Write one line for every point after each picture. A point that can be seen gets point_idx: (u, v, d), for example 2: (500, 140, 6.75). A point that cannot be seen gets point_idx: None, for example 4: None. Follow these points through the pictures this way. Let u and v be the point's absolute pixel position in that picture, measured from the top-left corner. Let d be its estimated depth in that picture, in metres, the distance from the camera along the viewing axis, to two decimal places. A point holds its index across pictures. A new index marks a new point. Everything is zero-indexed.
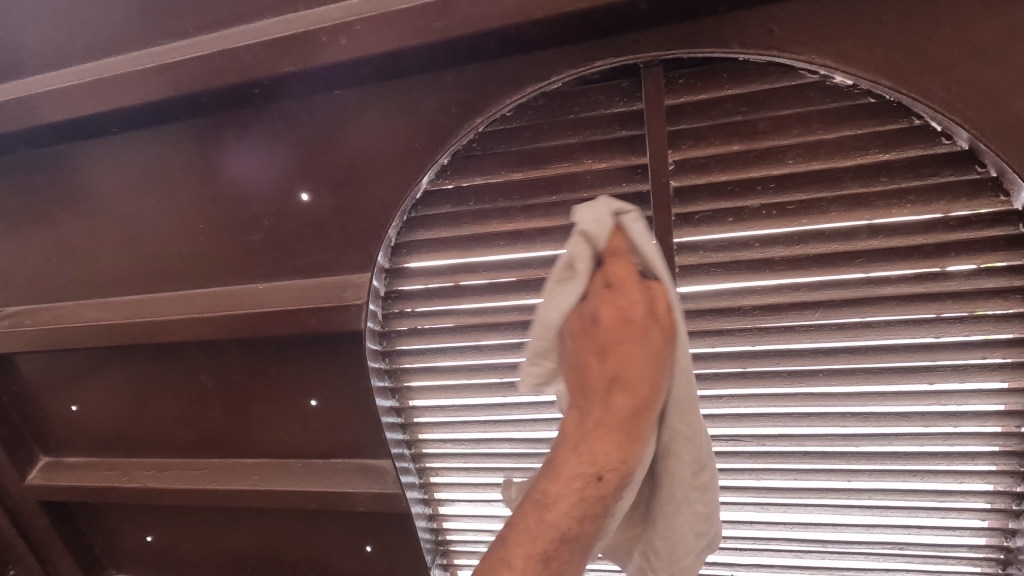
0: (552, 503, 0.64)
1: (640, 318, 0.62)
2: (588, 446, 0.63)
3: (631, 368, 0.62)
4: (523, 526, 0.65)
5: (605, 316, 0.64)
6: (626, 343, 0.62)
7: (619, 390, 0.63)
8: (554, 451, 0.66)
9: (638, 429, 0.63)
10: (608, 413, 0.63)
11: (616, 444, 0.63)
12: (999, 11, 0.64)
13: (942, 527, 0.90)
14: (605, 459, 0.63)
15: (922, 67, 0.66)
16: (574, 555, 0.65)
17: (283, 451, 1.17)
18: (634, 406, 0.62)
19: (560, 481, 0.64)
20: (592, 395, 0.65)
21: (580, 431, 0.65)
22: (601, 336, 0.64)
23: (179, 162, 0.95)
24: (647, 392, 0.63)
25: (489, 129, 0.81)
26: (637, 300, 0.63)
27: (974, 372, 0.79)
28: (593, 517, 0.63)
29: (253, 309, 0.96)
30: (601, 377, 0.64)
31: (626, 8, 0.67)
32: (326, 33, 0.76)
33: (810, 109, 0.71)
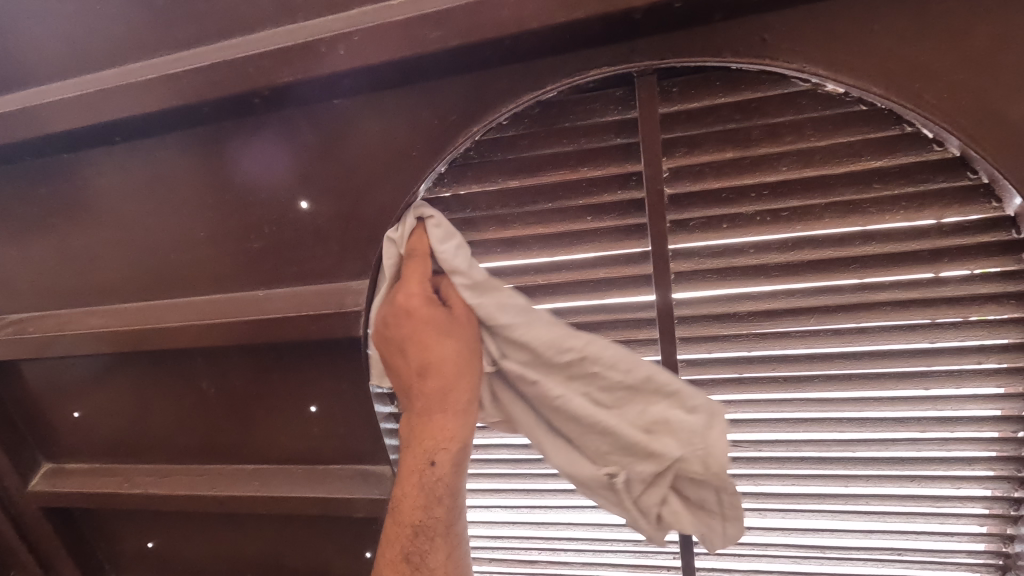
0: (404, 500, 0.82)
1: (419, 310, 0.80)
2: (422, 438, 0.82)
3: (424, 353, 0.81)
4: (395, 522, 0.84)
5: (399, 312, 0.81)
6: (421, 317, 0.80)
7: (431, 378, 0.80)
8: (402, 451, 0.84)
9: (461, 436, 0.81)
10: (422, 394, 0.82)
11: (445, 425, 0.81)
12: (985, 20, 0.65)
13: (941, 532, 0.90)
14: (433, 441, 0.81)
15: (915, 76, 0.67)
16: (429, 529, 0.82)
17: (283, 457, 1.18)
18: (440, 387, 0.80)
19: (408, 465, 0.83)
20: (413, 382, 0.83)
21: (410, 429, 0.84)
22: (404, 328, 0.81)
23: (182, 171, 0.97)
24: (452, 373, 0.80)
25: (486, 137, 0.82)
26: (408, 298, 0.81)
27: (969, 377, 0.79)
28: (431, 506, 0.81)
29: (253, 316, 0.97)
30: (415, 366, 0.82)
31: (621, 17, 0.68)
32: (324, 44, 0.77)
33: (804, 116, 0.71)
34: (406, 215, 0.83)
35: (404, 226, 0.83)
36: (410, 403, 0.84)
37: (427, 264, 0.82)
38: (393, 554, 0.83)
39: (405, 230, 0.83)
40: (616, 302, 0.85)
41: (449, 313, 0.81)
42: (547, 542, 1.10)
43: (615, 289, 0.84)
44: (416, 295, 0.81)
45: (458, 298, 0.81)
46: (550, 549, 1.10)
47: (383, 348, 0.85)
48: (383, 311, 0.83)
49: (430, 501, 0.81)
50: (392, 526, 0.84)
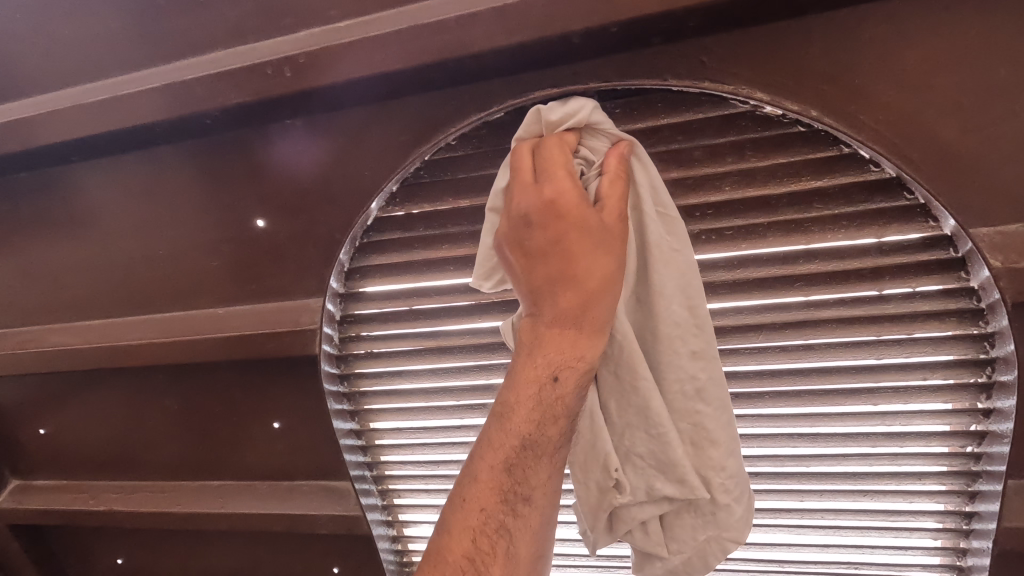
0: (516, 409, 0.65)
1: (571, 215, 0.61)
2: (543, 346, 0.65)
3: (549, 256, 0.62)
4: (489, 445, 0.67)
5: (535, 213, 0.62)
6: (564, 225, 0.61)
7: (568, 289, 0.62)
8: (513, 360, 0.68)
9: (591, 333, 0.63)
10: (558, 316, 0.63)
11: (571, 340, 0.63)
12: (918, 43, 0.65)
13: (895, 546, 0.90)
14: (561, 357, 0.64)
15: (850, 98, 0.68)
16: (531, 450, 0.65)
17: (249, 473, 1.18)
18: (583, 299, 0.62)
19: (518, 387, 0.65)
20: (540, 300, 0.65)
21: (533, 335, 0.66)
22: (537, 236, 0.62)
23: (140, 189, 0.97)
24: (599, 280, 0.62)
25: (437, 157, 0.82)
26: (552, 191, 0.61)
27: (917, 393, 0.80)
28: (547, 427, 0.64)
29: (212, 334, 0.97)
30: (546, 277, 0.63)
31: (559, 41, 0.68)
32: (271, 66, 0.77)
33: (743, 137, 0.72)
34: (574, 107, 0.67)
35: (560, 109, 0.67)
36: (535, 313, 0.66)
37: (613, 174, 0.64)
38: (473, 493, 0.66)
39: (559, 118, 0.66)
40: None
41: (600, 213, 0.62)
42: None
43: None
44: (546, 190, 0.62)
45: (619, 202, 0.63)
46: None
47: (513, 249, 0.65)
48: (524, 212, 0.63)
49: (544, 429, 0.64)
50: (469, 484, 0.67)
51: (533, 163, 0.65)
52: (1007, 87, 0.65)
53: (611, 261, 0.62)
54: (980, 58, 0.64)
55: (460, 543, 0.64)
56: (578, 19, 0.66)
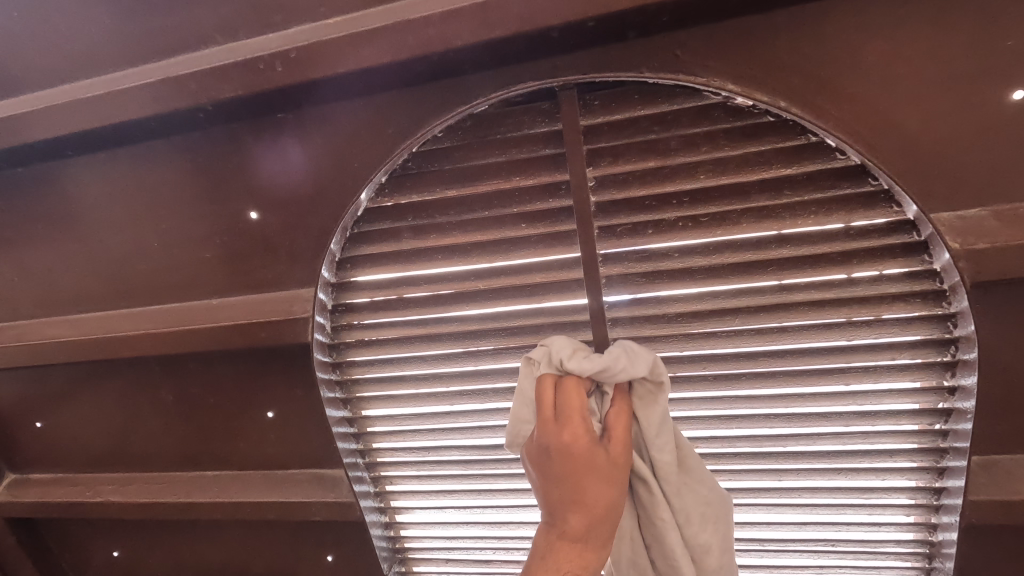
0: None
1: (585, 449, 0.72)
2: (556, 554, 0.73)
3: (566, 476, 0.73)
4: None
5: (554, 449, 0.73)
6: (578, 463, 0.72)
7: (579, 510, 0.73)
8: (528, 558, 0.75)
9: (598, 549, 0.73)
10: (571, 531, 0.73)
11: (580, 554, 0.73)
12: (879, 35, 0.68)
13: (869, 522, 0.93)
14: (577, 550, 0.73)
15: (816, 89, 0.71)
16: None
17: (243, 463, 1.20)
18: (593, 516, 0.73)
19: (540, 574, 0.73)
20: (556, 522, 0.74)
21: (547, 546, 0.74)
22: (555, 463, 0.73)
23: (135, 184, 0.99)
24: (605, 506, 0.73)
25: (423, 149, 0.85)
26: (569, 426, 0.73)
27: (886, 372, 0.83)
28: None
29: (205, 324, 0.99)
30: (562, 499, 0.74)
31: (539, 35, 0.71)
32: (263, 61, 0.80)
33: (716, 127, 0.75)
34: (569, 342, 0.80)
35: (562, 343, 0.80)
36: (551, 528, 0.75)
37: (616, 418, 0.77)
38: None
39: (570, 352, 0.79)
40: (552, 305, 0.89)
41: (606, 450, 0.74)
42: (501, 540, 1.12)
43: (551, 293, 0.88)
44: (563, 426, 0.73)
45: (624, 432, 0.76)
46: (505, 547, 1.12)
47: (539, 473, 0.76)
48: (547, 444, 0.74)
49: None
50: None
51: (551, 402, 0.76)
52: (964, 78, 0.68)
53: (614, 509, 0.74)
54: (938, 50, 0.68)
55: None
56: (556, 13, 0.69)
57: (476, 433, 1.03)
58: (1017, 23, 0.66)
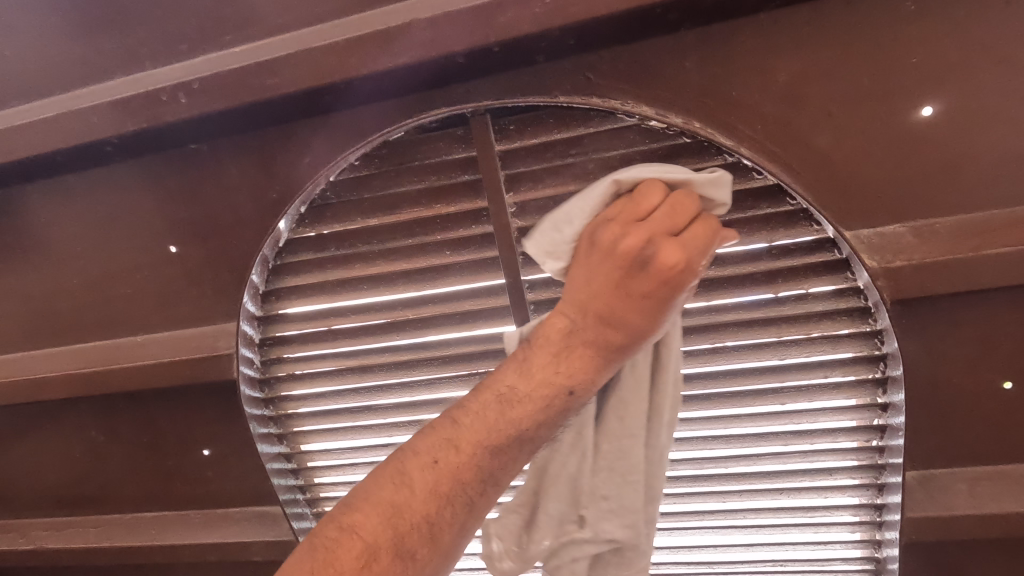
0: (532, 380, 0.59)
1: (675, 283, 0.55)
2: (571, 351, 0.59)
3: (630, 301, 0.56)
4: (457, 419, 0.60)
5: (655, 265, 0.54)
6: (655, 295, 0.56)
7: (613, 321, 0.57)
8: (567, 317, 0.59)
9: (616, 359, 0.59)
10: (594, 334, 0.58)
11: (590, 363, 0.59)
12: (788, 53, 0.68)
13: (815, 541, 0.92)
14: (581, 375, 0.59)
15: (729, 109, 0.70)
16: (489, 462, 0.59)
17: (182, 503, 1.15)
18: (626, 342, 0.58)
19: (530, 379, 0.59)
20: (587, 314, 0.58)
21: (563, 338, 0.59)
22: (640, 279, 0.55)
23: (50, 219, 0.94)
24: (640, 332, 0.58)
25: (341, 178, 0.83)
26: (678, 258, 0.54)
27: (821, 391, 0.82)
28: (547, 426, 0.59)
29: (128, 363, 0.95)
30: (611, 295, 0.57)
31: (444, 61, 0.70)
32: (165, 93, 0.77)
33: (632, 150, 0.74)
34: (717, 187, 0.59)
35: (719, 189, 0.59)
36: (575, 313, 0.59)
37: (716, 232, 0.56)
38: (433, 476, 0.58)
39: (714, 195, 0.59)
40: (483, 332, 0.86)
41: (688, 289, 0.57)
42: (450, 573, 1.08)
43: (481, 320, 0.85)
44: (668, 249, 0.54)
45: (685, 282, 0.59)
46: None
47: (633, 249, 0.55)
48: (642, 255, 0.55)
49: (510, 445, 0.59)
50: (406, 457, 0.59)
51: (652, 209, 0.57)
52: (875, 95, 0.68)
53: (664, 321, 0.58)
54: (846, 67, 0.67)
55: (411, 506, 0.58)
56: (459, 40, 0.68)
57: None
58: (919, 40, 0.65)
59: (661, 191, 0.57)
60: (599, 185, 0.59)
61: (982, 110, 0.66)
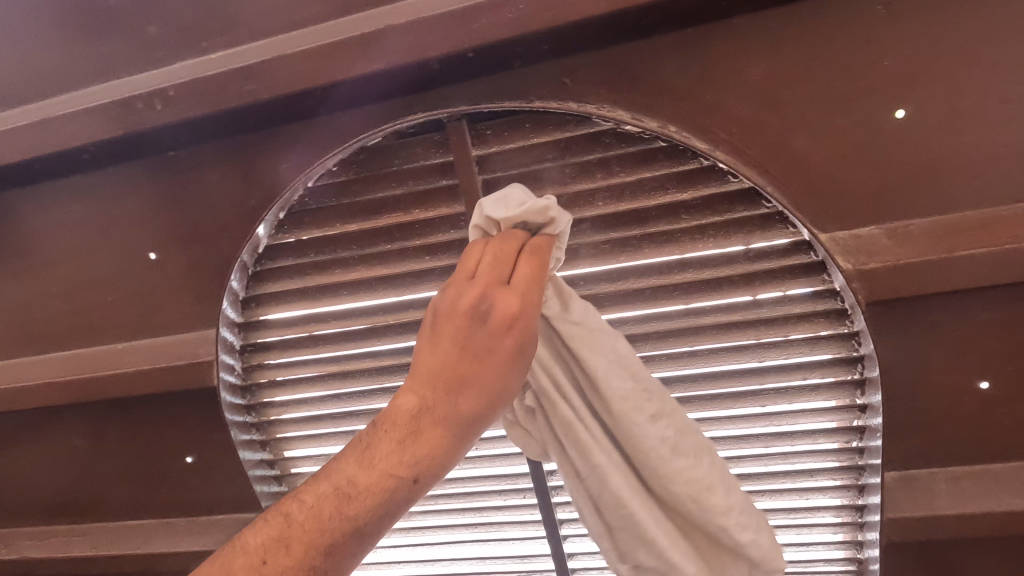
0: (383, 452, 0.60)
1: (515, 330, 0.58)
2: (420, 420, 0.60)
3: (474, 360, 0.59)
4: (307, 505, 0.60)
5: (490, 319, 0.58)
6: (501, 350, 0.59)
7: (466, 385, 0.59)
8: (414, 392, 0.61)
9: (468, 432, 0.60)
10: (445, 403, 0.60)
11: (441, 433, 0.60)
12: (761, 57, 0.68)
13: (798, 543, 0.92)
14: (427, 460, 0.59)
15: (704, 113, 0.70)
16: (346, 545, 0.58)
17: (165, 511, 1.14)
18: (479, 409, 0.59)
19: (372, 468, 0.60)
20: (435, 390, 0.60)
21: (412, 419, 0.60)
22: (478, 335, 0.59)
23: (29, 227, 0.94)
24: (495, 390, 0.59)
25: (319, 184, 0.83)
26: (515, 306, 0.58)
27: (801, 393, 0.82)
28: (389, 517, 0.60)
29: (109, 371, 0.95)
30: (450, 361, 0.60)
31: (420, 67, 0.70)
32: (141, 100, 0.77)
33: (609, 154, 0.75)
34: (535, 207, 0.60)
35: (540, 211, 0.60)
36: (420, 392, 0.61)
37: (544, 274, 0.60)
38: (280, 561, 0.58)
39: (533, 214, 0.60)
40: None
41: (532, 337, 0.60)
42: None
43: None
44: (504, 299, 0.58)
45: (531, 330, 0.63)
46: None
47: (467, 314, 0.59)
48: (482, 310, 0.59)
49: (344, 540, 0.58)
50: (235, 552, 0.60)
51: (479, 266, 0.61)
52: (847, 99, 0.68)
53: (517, 378, 0.61)
54: (818, 71, 0.68)
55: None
56: (433, 46, 0.68)
57: None
58: (891, 43, 0.66)
59: (482, 246, 0.62)
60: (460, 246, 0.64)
61: (953, 112, 0.67)
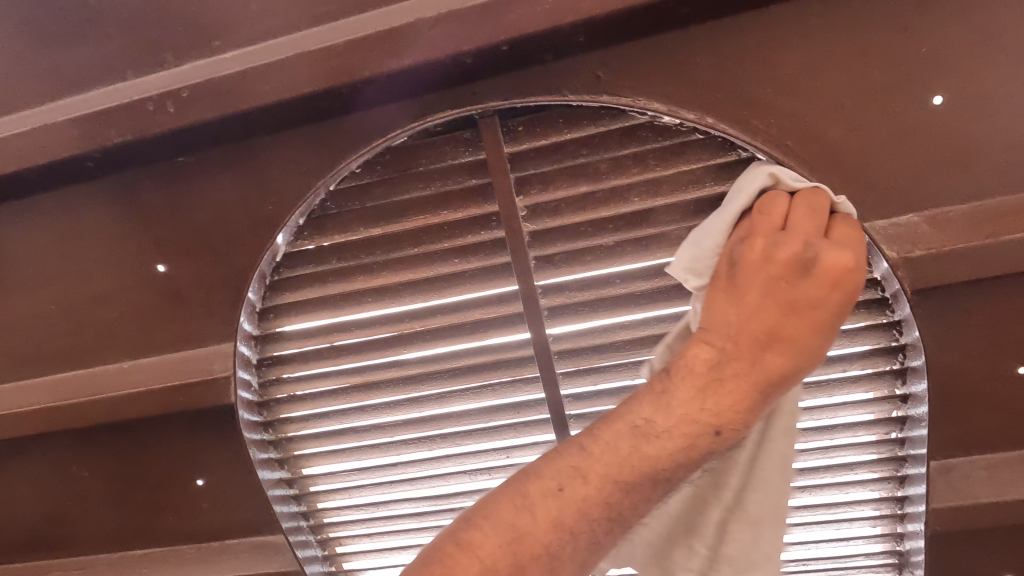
0: (676, 397, 0.52)
1: (851, 285, 0.50)
2: (713, 381, 0.51)
3: (790, 316, 0.50)
4: (594, 444, 0.52)
5: (801, 267, 0.50)
6: (829, 305, 0.50)
7: (773, 343, 0.50)
8: (691, 347, 0.53)
9: (813, 386, 0.52)
10: (738, 362, 0.51)
11: (732, 396, 0.51)
12: (798, 45, 0.67)
13: (838, 538, 0.91)
14: (733, 415, 0.51)
15: (741, 105, 0.69)
16: (642, 486, 0.51)
17: (173, 538, 1.07)
18: (808, 366, 0.51)
19: (670, 415, 0.51)
20: (740, 341, 0.51)
21: (710, 373, 0.51)
22: (807, 286, 0.49)
23: (24, 243, 0.88)
24: (785, 359, 0.50)
25: (341, 187, 0.79)
26: (848, 259, 0.49)
27: (840, 385, 0.81)
28: (687, 467, 0.52)
29: (115, 391, 0.89)
30: (760, 319, 0.51)
31: (452, 63, 0.68)
32: (152, 103, 0.73)
33: (645, 148, 0.73)
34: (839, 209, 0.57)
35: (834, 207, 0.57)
36: (718, 343, 0.52)
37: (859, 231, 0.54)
38: (565, 501, 0.51)
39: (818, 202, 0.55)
40: (495, 341, 0.83)
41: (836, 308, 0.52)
42: None
43: (492, 329, 0.83)
44: (831, 249, 0.50)
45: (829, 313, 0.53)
46: None
47: (749, 263, 0.52)
48: (806, 258, 0.50)
49: (647, 482, 0.51)
50: (528, 478, 0.53)
51: (786, 216, 0.54)
52: (883, 86, 0.68)
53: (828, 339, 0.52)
54: (855, 59, 0.67)
55: (533, 536, 0.51)
56: (466, 40, 0.66)
57: (427, 483, 0.96)
58: (928, 30, 0.65)
59: (782, 199, 0.55)
60: (738, 199, 0.57)
61: (991, 97, 0.67)
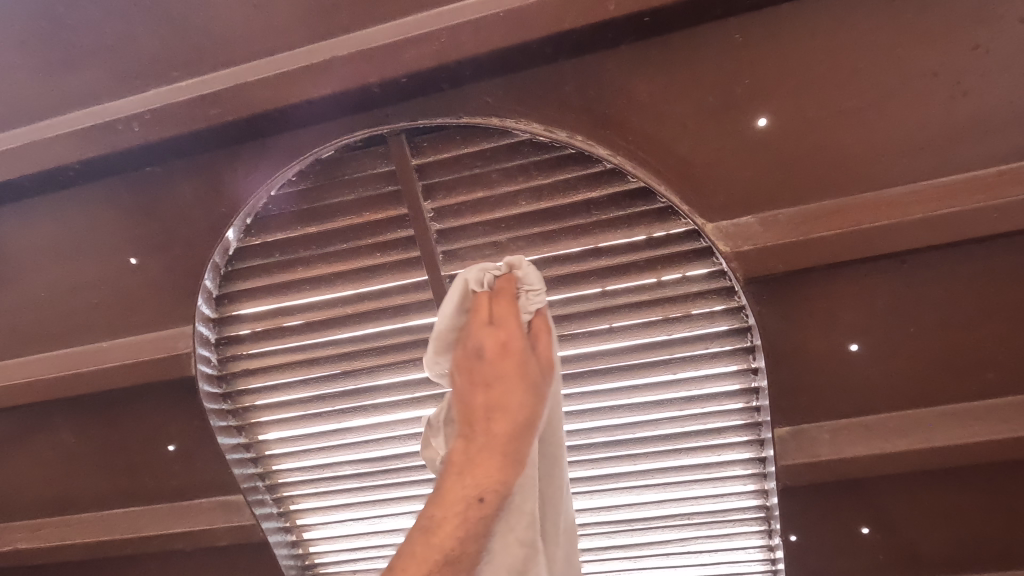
0: (467, 474, 0.61)
1: (515, 356, 0.66)
2: (472, 469, 0.61)
3: (498, 382, 0.65)
4: (410, 555, 0.58)
5: (490, 344, 0.66)
6: (510, 371, 0.65)
7: (497, 416, 0.63)
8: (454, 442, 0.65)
9: (515, 453, 0.63)
10: (480, 438, 0.63)
11: (491, 468, 0.61)
12: (645, 77, 0.81)
13: (713, 494, 1.06)
14: (486, 481, 0.61)
15: (603, 125, 0.84)
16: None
17: (149, 497, 1.23)
18: (516, 430, 0.63)
19: (444, 504, 0.60)
20: (473, 424, 0.64)
21: (465, 455, 0.62)
22: (490, 364, 0.65)
23: (17, 239, 1.04)
24: (513, 420, 0.63)
25: (282, 192, 0.95)
26: (504, 334, 0.66)
27: (704, 360, 0.96)
28: (474, 545, 0.60)
29: (96, 365, 1.04)
30: (478, 405, 0.64)
31: (363, 91, 0.82)
32: (121, 122, 0.89)
33: (528, 161, 0.88)
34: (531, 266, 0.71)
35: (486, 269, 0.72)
36: (463, 433, 0.64)
37: (514, 301, 0.69)
38: None
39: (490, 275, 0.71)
40: (415, 323, 0.99)
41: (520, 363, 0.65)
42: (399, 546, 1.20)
43: (412, 313, 0.98)
44: (491, 330, 0.67)
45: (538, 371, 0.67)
46: None
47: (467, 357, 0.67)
48: (480, 345, 0.66)
49: (463, 556, 0.59)
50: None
51: (487, 305, 0.69)
52: (718, 113, 0.81)
53: (533, 405, 0.65)
54: (692, 90, 0.81)
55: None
56: (372, 74, 0.80)
57: (364, 448, 1.11)
58: (751, 63, 0.79)
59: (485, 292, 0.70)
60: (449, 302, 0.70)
61: (805, 120, 0.80)
